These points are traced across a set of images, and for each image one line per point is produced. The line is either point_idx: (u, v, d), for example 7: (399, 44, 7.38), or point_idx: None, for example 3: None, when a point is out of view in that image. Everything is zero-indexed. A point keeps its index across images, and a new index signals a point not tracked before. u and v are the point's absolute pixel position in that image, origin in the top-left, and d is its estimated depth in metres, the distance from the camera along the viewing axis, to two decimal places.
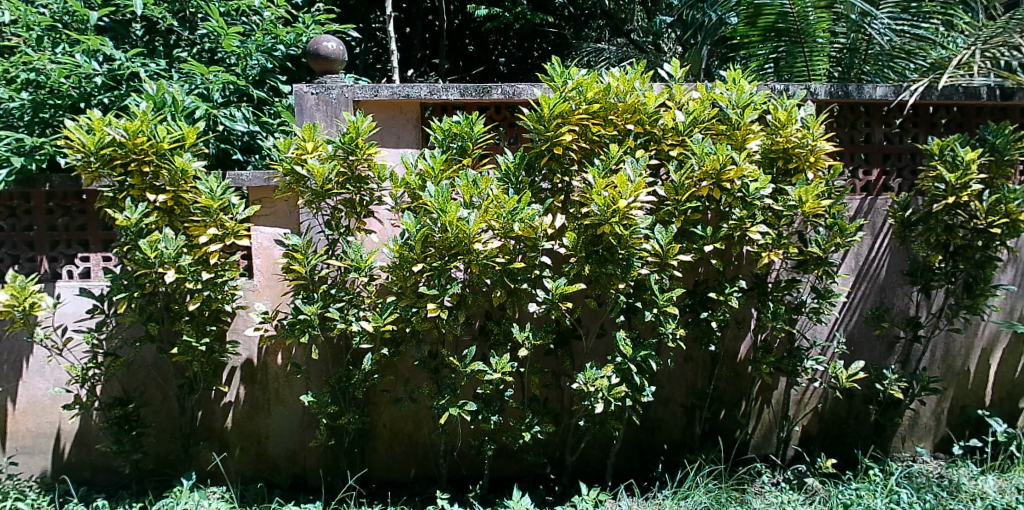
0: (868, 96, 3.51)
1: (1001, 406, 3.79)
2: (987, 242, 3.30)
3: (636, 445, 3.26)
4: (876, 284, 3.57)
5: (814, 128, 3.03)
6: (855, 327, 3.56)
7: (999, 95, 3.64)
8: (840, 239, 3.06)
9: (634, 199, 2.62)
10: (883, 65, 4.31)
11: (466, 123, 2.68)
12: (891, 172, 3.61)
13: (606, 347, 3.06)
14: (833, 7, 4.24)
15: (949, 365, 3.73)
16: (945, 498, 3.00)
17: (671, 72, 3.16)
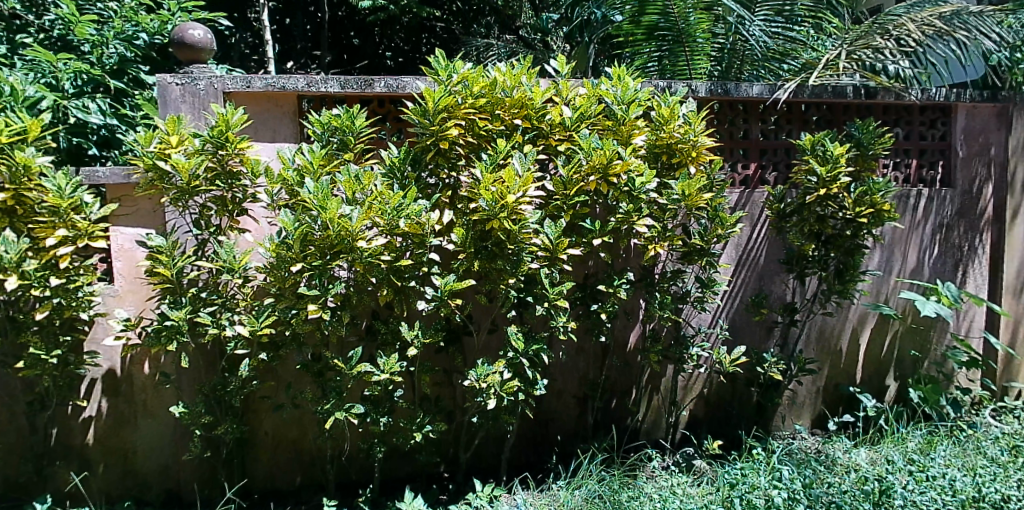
0: (744, 94, 3.66)
1: (870, 382, 4.08)
2: (855, 231, 3.51)
3: (528, 439, 3.28)
4: (754, 272, 3.75)
5: (696, 124, 3.13)
6: (736, 313, 3.73)
7: (864, 93, 3.91)
8: (720, 231, 3.20)
9: (522, 194, 2.63)
10: (759, 65, 4.50)
11: (346, 116, 2.61)
12: (768, 166, 3.80)
13: (498, 343, 3.06)
14: (713, 9, 4.38)
15: (824, 346, 3.97)
16: (822, 472, 3.19)
17: (558, 68, 3.19)
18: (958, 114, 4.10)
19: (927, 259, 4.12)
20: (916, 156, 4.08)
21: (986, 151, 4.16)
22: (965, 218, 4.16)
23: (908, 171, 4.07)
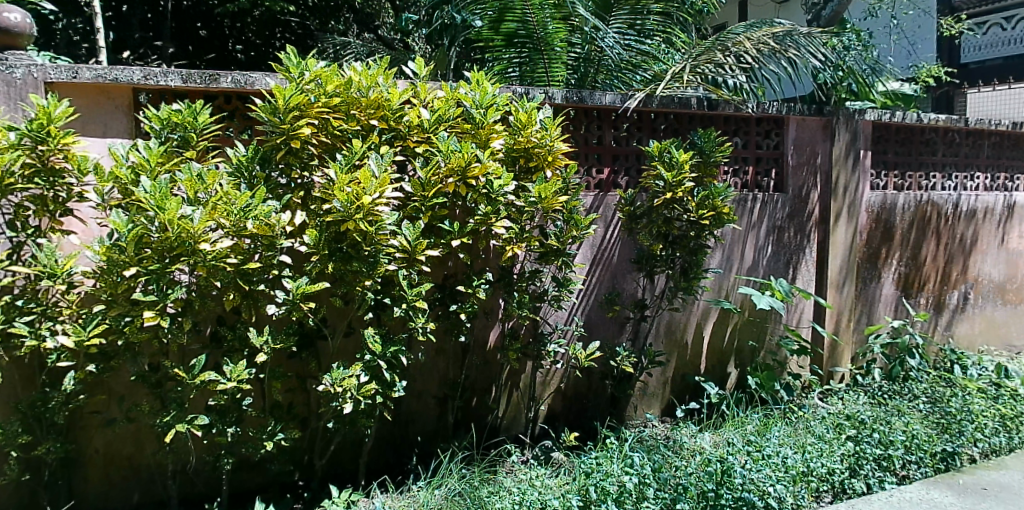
0: (597, 102, 3.81)
1: (713, 371, 4.39)
2: (698, 232, 3.77)
3: (388, 442, 3.26)
4: (607, 271, 3.93)
5: (552, 129, 3.23)
6: (591, 311, 3.89)
7: (706, 105, 4.16)
8: (575, 232, 3.32)
9: (379, 195, 2.61)
10: (613, 74, 4.71)
11: (188, 112, 2.49)
12: (620, 170, 4.00)
13: (355, 346, 3.03)
14: (569, 19, 4.55)
15: (673, 339, 4.21)
16: (670, 456, 3.41)
17: (417, 70, 3.20)
18: (789, 126, 4.50)
19: (762, 257, 4.50)
20: (752, 163, 4.44)
21: (812, 160, 4.60)
22: (795, 220, 4.58)
23: (745, 177, 4.41)
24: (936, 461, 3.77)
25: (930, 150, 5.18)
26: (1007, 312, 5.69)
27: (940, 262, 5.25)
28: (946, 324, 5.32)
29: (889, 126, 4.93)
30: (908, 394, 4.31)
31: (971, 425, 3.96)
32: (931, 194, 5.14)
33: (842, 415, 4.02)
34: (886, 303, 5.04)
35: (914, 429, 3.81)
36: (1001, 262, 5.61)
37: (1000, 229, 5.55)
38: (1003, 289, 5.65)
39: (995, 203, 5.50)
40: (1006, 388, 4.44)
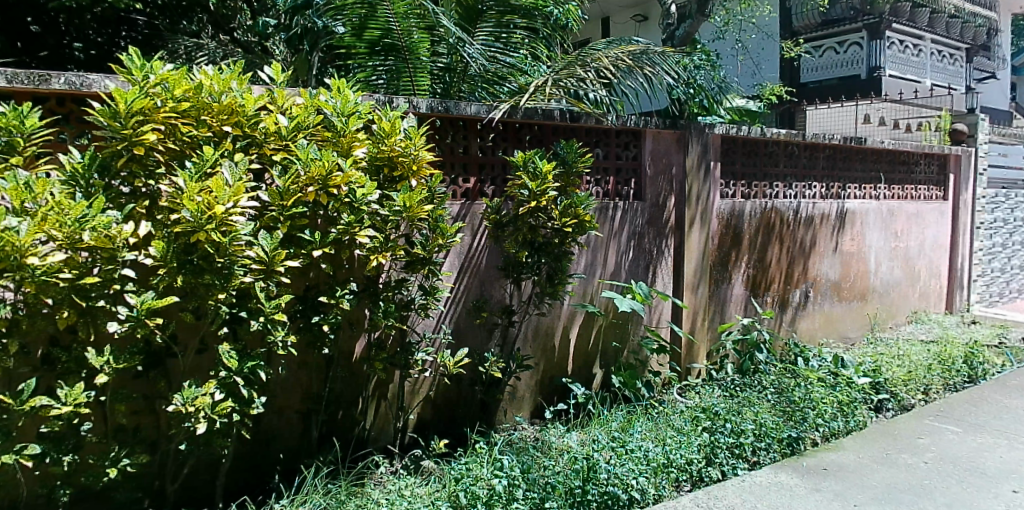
0: (462, 112, 3.85)
1: (579, 372, 4.55)
2: (562, 239, 3.90)
3: (248, 461, 3.14)
4: (476, 278, 3.99)
5: (416, 139, 3.25)
6: (459, 318, 3.93)
7: (568, 116, 4.33)
8: (441, 241, 3.35)
9: (233, 204, 2.51)
10: (478, 85, 4.79)
11: (14, 114, 2.30)
12: (486, 180, 4.06)
13: (210, 362, 2.90)
14: (434, 29, 4.58)
15: (540, 343, 4.32)
16: (539, 457, 3.52)
17: (274, 76, 3.12)
18: (646, 139, 4.76)
19: (623, 262, 4.73)
20: (613, 173, 4.66)
21: (667, 170, 4.89)
22: (653, 226, 4.84)
23: (607, 186, 4.62)
24: (783, 447, 4.10)
25: (772, 162, 5.64)
26: (842, 308, 6.28)
27: (783, 264, 5.73)
28: (789, 320, 5.81)
29: (736, 140, 5.32)
30: (758, 386, 4.68)
31: (812, 411, 4.33)
32: (774, 202, 5.60)
33: (699, 408, 4.32)
34: (737, 302, 5.43)
35: (762, 418, 4.14)
36: (836, 264, 6.20)
37: (834, 234, 6.13)
38: (838, 287, 6.23)
39: (829, 210, 6.06)
40: (841, 377, 4.88)
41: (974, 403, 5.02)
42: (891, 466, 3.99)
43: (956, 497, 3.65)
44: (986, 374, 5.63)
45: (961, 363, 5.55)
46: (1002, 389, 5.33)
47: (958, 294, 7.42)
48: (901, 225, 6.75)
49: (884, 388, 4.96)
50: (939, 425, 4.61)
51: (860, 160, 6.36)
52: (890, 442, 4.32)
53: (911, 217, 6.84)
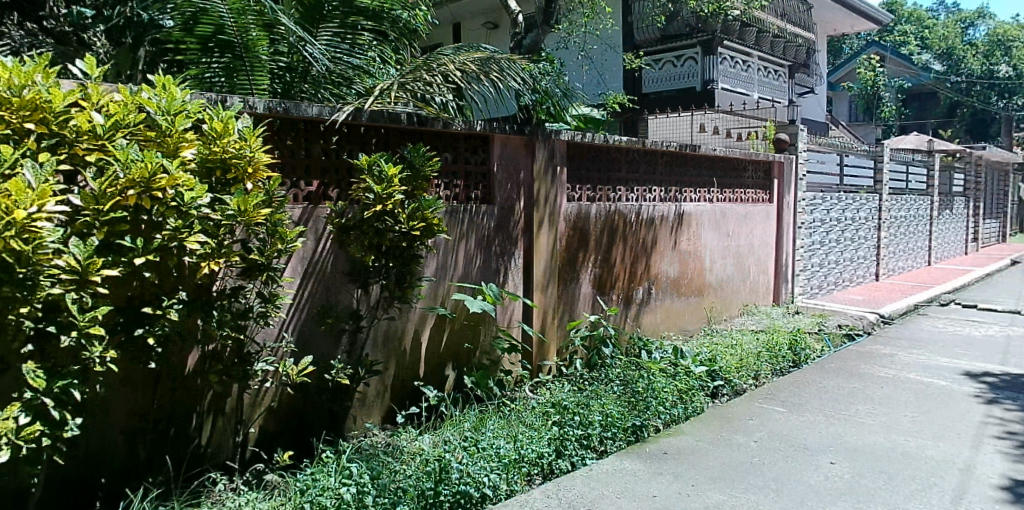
0: (304, 113, 3.69)
1: (431, 376, 4.38)
2: (410, 243, 3.87)
3: (64, 489, 2.89)
4: (321, 283, 3.86)
5: (252, 140, 3.13)
6: (304, 326, 3.78)
7: (416, 121, 4.18)
8: (281, 246, 3.25)
9: (38, 210, 2.31)
10: (321, 86, 4.63)
11: None
12: (330, 184, 3.92)
13: (15, 383, 2.65)
14: (273, 28, 4.43)
15: (390, 348, 4.17)
16: (389, 462, 3.50)
17: (87, 70, 2.89)
18: (494, 143, 4.64)
19: (473, 266, 4.58)
20: (462, 177, 4.50)
21: (516, 175, 4.79)
22: (503, 230, 4.73)
23: (456, 190, 4.46)
24: (628, 435, 4.34)
25: (615, 167, 5.61)
26: (682, 303, 6.38)
27: (626, 262, 5.71)
28: (634, 316, 5.81)
29: (581, 146, 5.27)
30: (605, 378, 4.86)
31: (654, 400, 4.60)
32: (618, 206, 5.58)
33: (550, 403, 4.45)
34: (584, 299, 5.36)
35: (608, 409, 4.36)
36: (675, 262, 6.27)
37: (674, 233, 6.20)
38: (678, 284, 6.32)
39: (668, 212, 6.12)
40: (681, 366, 5.17)
41: (797, 385, 5.55)
42: (725, 447, 4.33)
43: (780, 471, 4.02)
44: (807, 358, 6.21)
45: (787, 349, 6.07)
46: (821, 372, 5.94)
47: (783, 287, 7.93)
48: (732, 225, 7.01)
49: (719, 375, 5.31)
50: (767, 407, 5.05)
51: (694, 164, 6.48)
52: (724, 425, 4.68)
53: (740, 218, 7.13)
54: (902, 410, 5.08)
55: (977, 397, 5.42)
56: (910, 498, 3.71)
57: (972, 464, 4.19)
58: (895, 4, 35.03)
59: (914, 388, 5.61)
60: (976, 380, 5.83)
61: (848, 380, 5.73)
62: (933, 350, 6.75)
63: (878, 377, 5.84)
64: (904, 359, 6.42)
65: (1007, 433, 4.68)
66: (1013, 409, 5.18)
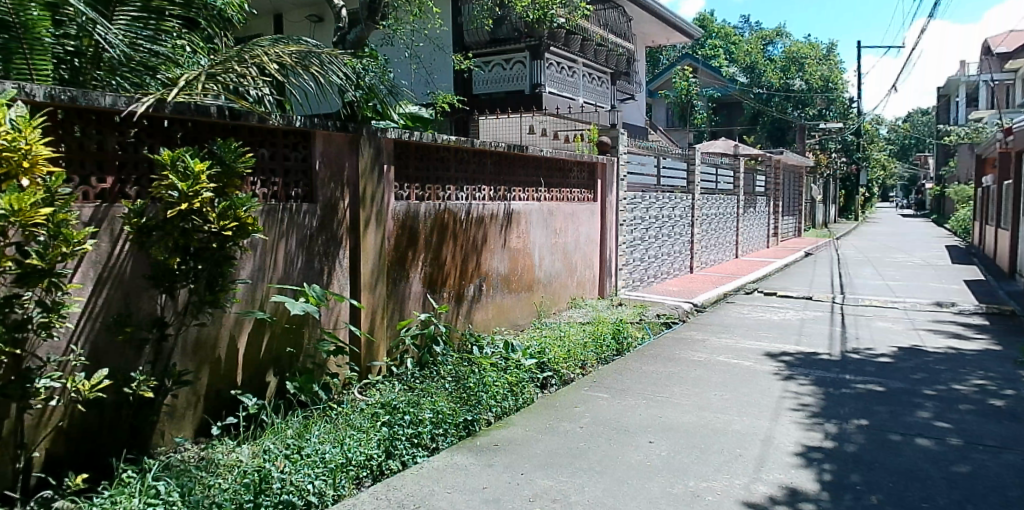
0: (94, 103, 3.36)
1: (251, 382, 4.16)
2: (221, 243, 3.63)
3: None
4: (119, 289, 3.53)
5: (28, 131, 2.80)
6: (98, 336, 3.44)
7: (227, 115, 3.93)
8: (66, 248, 2.93)
9: None
10: (118, 74, 4.30)
11: None
12: (128, 180, 3.60)
13: None
14: (58, 9, 4.04)
15: (202, 356, 3.89)
16: (201, 477, 3.29)
17: None
18: (315, 140, 4.46)
19: (294, 267, 4.37)
20: (280, 175, 4.29)
21: (340, 173, 4.63)
22: (326, 229, 4.55)
23: (274, 188, 4.24)
24: (459, 430, 4.36)
25: (444, 167, 5.62)
26: (512, 299, 6.53)
27: (457, 260, 5.74)
28: (465, 312, 5.84)
29: (409, 145, 5.20)
30: (436, 376, 4.83)
31: (485, 394, 4.65)
32: (447, 204, 5.59)
33: (379, 404, 4.34)
34: (415, 297, 5.31)
35: (439, 406, 4.34)
36: (505, 259, 6.40)
37: (503, 231, 6.34)
38: (508, 280, 6.46)
39: (497, 210, 6.25)
40: (511, 360, 5.29)
41: (620, 372, 5.88)
42: (553, 434, 4.48)
43: (604, 453, 4.23)
44: (629, 346, 6.60)
45: (611, 339, 6.41)
46: (642, 358, 6.34)
47: (607, 280, 8.39)
48: (559, 223, 7.30)
49: (548, 366, 5.50)
50: (592, 393, 5.31)
51: (522, 164, 6.65)
52: (553, 413, 4.85)
53: (567, 216, 7.46)
54: (712, 390, 5.55)
55: (775, 375, 6.04)
56: (718, 469, 4.06)
57: (770, 434, 4.66)
58: (705, 20, 38.27)
59: (723, 369, 6.14)
60: (774, 360, 6.49)
61: (666, 365, 6.16)
62: (739, 334, 7.43)
63: (692, 361, 6.33)
64: (715, 343, 7.02)
65: (799, 405, 5.26)
66: (805, 383, 5.82)
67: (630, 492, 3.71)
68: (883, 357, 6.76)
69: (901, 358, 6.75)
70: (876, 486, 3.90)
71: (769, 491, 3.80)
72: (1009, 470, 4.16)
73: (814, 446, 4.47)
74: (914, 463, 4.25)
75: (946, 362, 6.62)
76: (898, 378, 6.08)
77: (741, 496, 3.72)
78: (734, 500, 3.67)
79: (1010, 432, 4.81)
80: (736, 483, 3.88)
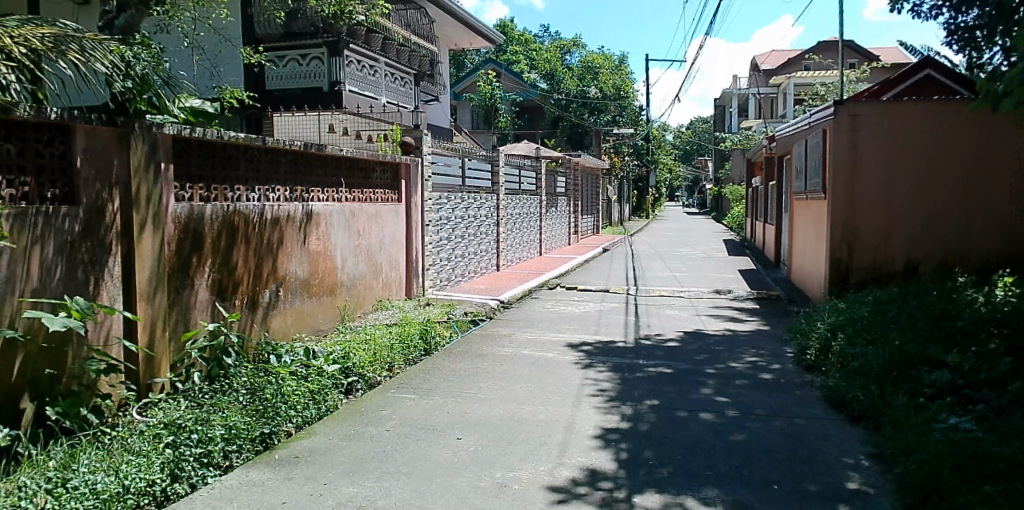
0: None
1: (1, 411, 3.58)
2: None
3: None
4: None
5: None
6: None
7: None
8: None
9: None
10: None
11: None
12: None
13: None
14: None
15: None
16: None
17: None
18: (76, 135, 3.97)
19: (52, 278, 3.86)
20: (32, 173, 3.77)
21: (107, 172, 4.15)
22: (91, 234, 4.06)
23: (23, 189, 3.73)
24: (255, 445, 4.09)
25: (232, 166, 5.27)
26: (313, 303, 6.28)
27: (250, 264, 5.41)
28: (261, 319, 5.51)
29: (190, 141, 4.82)
30: (229, 390, 4.51)
31: (283, 405, 4.42)
32: (237, 205, 5.25)
33: (161, 424, 3.95)
34: (201, 306, 4.91)
35: (232, 421, 4.04)
36: (304, 262, 6.14)
37: (301, 233, 6.08)
38: (308, 284, 6.21)
39: (294, 211, 5.98)
40: (312, 367, 5.07)
41: (428, 372, 5.88)
42: (358, 440, 4.36)
43: (412, 454, 4.19)
44: (437, 345, 6.63)
45: (419, 339, 6.39)
46: (449, 356, 6.40)
47: (414, 280, 8.36)
48: (361, 224, 7.15)
49: (353, 371, 5.35)
50: (400, 395, 5.25)
51: (320, 164, 6.42)
52: (359, 419, 4.73)
53: (370, 217, 7.33)
54: (518, 382, 5.74)
55: (576, 364, 6.37)
56: (524, 458, 4.18)
57: (572, 420, 4.90)
58: (506, 26, 39.62)
59: (528, 362, 6.38)
60: (575, 350, 6.86)
61: (474, 362, 6.27)
62: (543, 328, 7.76)
63: (499, 356, 6.50)
64: (521, 337, 7.27)
65: (598, 391, 5.58)
66: (603, 370, 6.20)
67: (437, 490, 3.70)
68: (671, 342, 7.40)
69: (686, 341, 7.43)
70: (667, 460, 4.23)
71: (571, 474, 3.98)
72: (776, 435, 4.71)
73: (612, 428, 4.77)
74: (698, 435, 4.68)
75: (724, 343, 7.39)
76: (684, 360, 6.68)
77: (545, 481, 3.86)
78: (538, 487, 3.80)
79: (775, 401, 5.46)
80: (541, 470, 4.03)
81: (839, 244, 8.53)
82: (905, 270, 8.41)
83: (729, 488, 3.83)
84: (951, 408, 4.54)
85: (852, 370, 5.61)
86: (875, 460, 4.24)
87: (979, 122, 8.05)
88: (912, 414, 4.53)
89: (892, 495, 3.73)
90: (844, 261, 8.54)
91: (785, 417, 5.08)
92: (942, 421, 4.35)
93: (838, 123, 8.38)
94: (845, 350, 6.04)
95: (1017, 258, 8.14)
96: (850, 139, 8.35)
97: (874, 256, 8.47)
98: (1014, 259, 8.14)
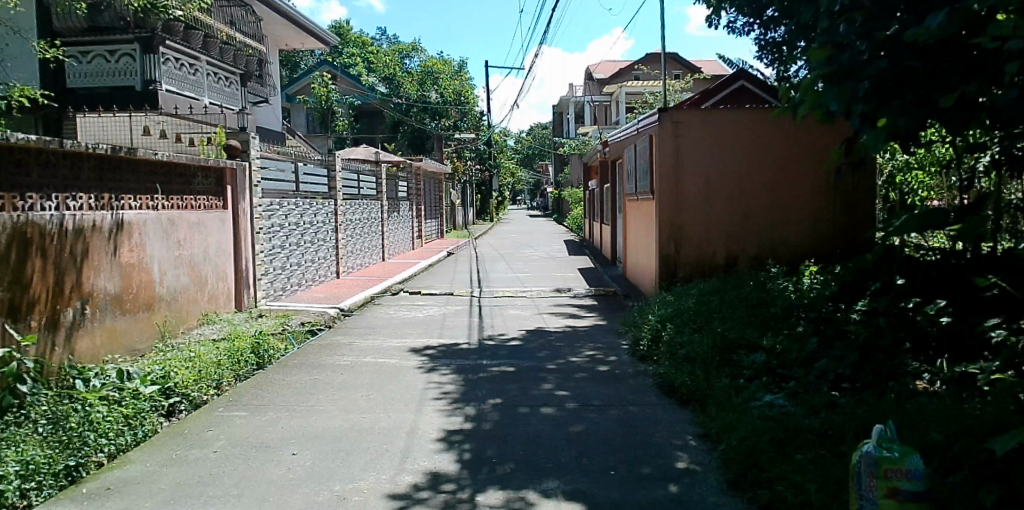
0: None
1: None
2: None
3: None
4: None
5: None
6: None
7: None
8: None
9: None
10: None
11: None
12: None
13: None
14: None
15: None
16: None
17: None
18: None
19: None
20: None
21: None
22: None
23: None
24: (59, 480, 3.68)
25: (22, 171, 4.71)
26: (127, 321, 5.76)
27: (48, 280, 4.85)
28: (64, 341, 4.95)
29: None
30: (24, 421, 4.05)
31: (92, 433, 4.04)
32: (30, 215, 4.71)
33: None
34: None
35: (27, 456, 3.62)
36: (114, 276, 5.62)
37: (110, 244, 5.57)
38: (120, 301, 5.68)
39: (100, 220, 5.46)
40: (126, 391, 4.67)
41: (259, 387, 5.59)
42: (181, 465, 4.05)
43: (242, 474, 3.95)
44: (270, 358, 6.32)
45: (250, 353, 6.06)
46: (284, 370, 6.13)
47: (244, 292, 7.92)
48: (182, 233, 6.67)
49: (175, 392, 4.98)
50: (229, 414, 4.95)
51: (130, 169, 5.92)
52: (183, 442, 4.40)
53: (193, 226, 6.86)
54: (358, 391, 5.61)
55: (419, 369, 6.33)
56: (365, 468, 4.08)
57: (414, 425, 4.86)
58: (342, 27, 38.66)
59: (369, 369, 6.25)
60: (418, 355, 6.82)
61: (312, 373, 6.05)
62: (385, 334, 7.65)
63: (339, 365, 6.32)
64: (363, 345, 7.12)
65: (441, 394, 5.58)
66: (446, 373, 6.21)
67: None
68: (514, 341, 7.56)
69: (527, 340, 7.62)
70: (509, 457, 4.31)
71: (412, 480, 3.94)
72: (611, 424, 4.95)
73: (454, 430, 4.78)
74: (540, 430, 4.81)
75: (564, 339, 7.67)
76: (527, 357, 6.84)
77: (386, 490, 3.79)
78: (379, 496, 3.72)
79: (611, 392, 5.74)
80: (382, 478, 3.95)
81: (667, 241, 9.14)
82: (726, 263, 9.18)
83: (568, 478, 3.97)
84: (766, 386, 5.00)
85: (681, 357, 6.02)
86: (701, 439, 4.58)
87: (785, 129, 8.94)
88: (734, 394, 4.93)
89: (715, 471, 4.05)
90: (672, 258, 9.16)
91: (620, 406, 5.35)
92: (759, 399, 4.77)
93: (663, 129, 8.97)
94: (674, 339, 6.48)
95: (819, 249, 9.16)
96: (674, 144, 8.98)
97: (699, 251, 9.17)
98: (814, 251, 9.15)
